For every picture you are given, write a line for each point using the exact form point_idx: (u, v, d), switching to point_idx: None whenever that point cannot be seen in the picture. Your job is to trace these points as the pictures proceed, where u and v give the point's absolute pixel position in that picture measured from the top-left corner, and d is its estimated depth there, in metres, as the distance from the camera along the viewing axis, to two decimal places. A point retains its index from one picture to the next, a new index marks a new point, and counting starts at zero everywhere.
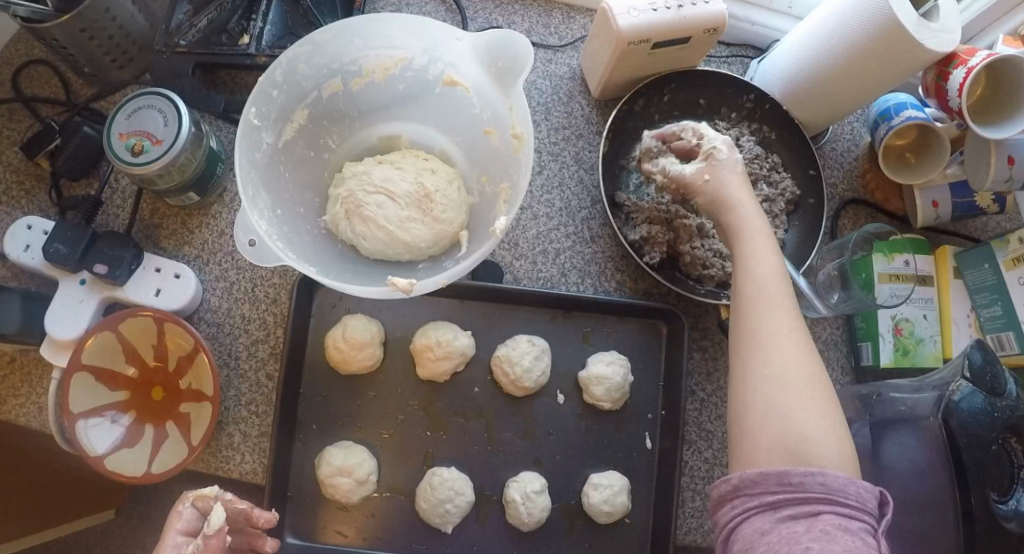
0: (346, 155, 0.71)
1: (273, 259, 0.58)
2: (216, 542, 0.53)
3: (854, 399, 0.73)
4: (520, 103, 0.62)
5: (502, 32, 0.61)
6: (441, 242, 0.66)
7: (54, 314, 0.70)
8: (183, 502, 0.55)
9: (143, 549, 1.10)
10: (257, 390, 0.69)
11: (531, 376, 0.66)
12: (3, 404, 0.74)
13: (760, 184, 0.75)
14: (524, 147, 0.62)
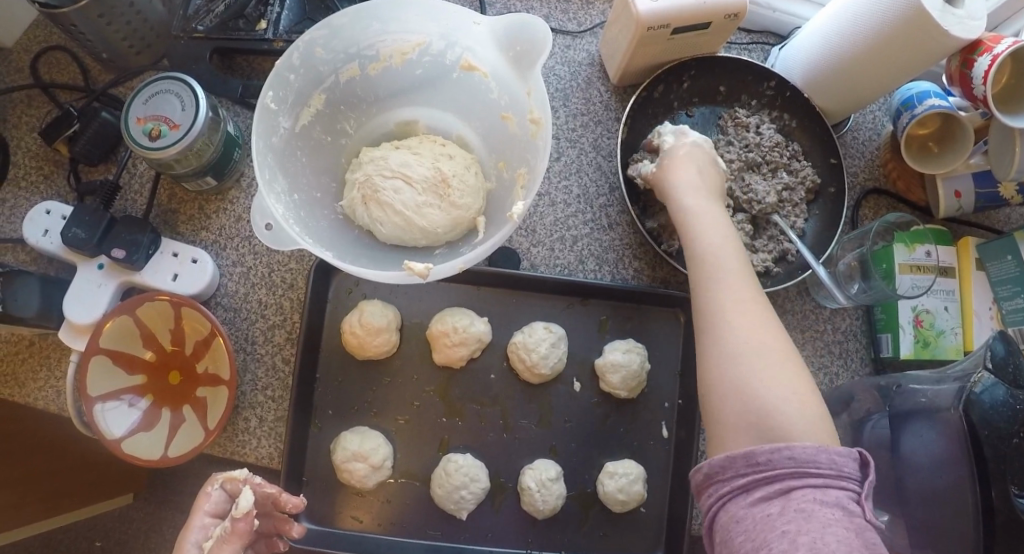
0: (363, 140, 0.71)
1: (289, 243, 0.58)
2: (243, 524, 0.53)
3: (872, 390, 0.71)
4: (538, 88, 0.62)
5: (520, 15, 0.60)
6: (458, 228, 0.66)
7: (72, 298, 0.70)
8: (212, 485, 0.56)
9: (157, 534, 1.11)
10: (273, 375, 0.69)
11: (546, 363, 0.66)
12: (22, 388, 0.75)
13: (780, 173, 0.74)
14: (542, 132, 0.62)
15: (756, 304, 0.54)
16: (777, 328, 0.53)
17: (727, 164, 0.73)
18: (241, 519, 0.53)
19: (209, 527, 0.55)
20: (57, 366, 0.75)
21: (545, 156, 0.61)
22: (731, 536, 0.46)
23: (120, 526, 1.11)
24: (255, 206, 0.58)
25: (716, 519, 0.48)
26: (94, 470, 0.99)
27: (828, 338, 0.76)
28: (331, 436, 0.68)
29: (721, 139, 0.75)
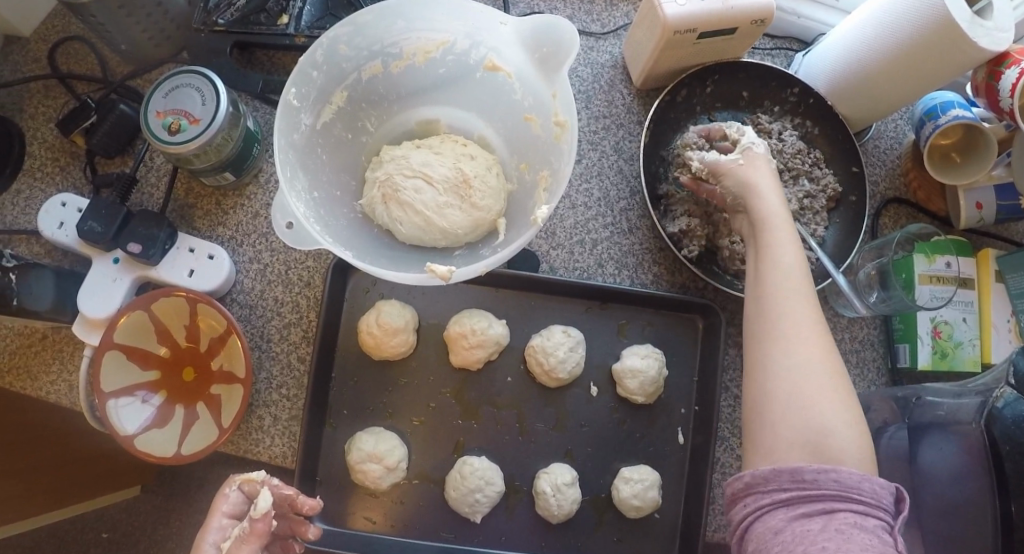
0: (384, 138, 0.70)
1: (309, 242, 0.57)
2: (261, 525, 0.54)
3: (889, 401, 0.71)
4: (564, 91, 0.61)
5: (548, 17, 0.60)
6: (479, 229, 0.65)
7: (87, 292, 0.70)
8: (230, 486, 0.59)
9: (161, 529, 1.10)
10: (288, 373, 0.69)
11: (563, 367, 0.65)
12: (34, 380, 0.74)
13: (801, 180, 0.73)
14: (567, 134, 0.61)
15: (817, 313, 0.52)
16: (827, 340, 0.51)
17: None
18: (259, 520, 0.54)
19: (226, 527, 0.58)
20: (70, 360, 0.74)
21: (570, 159, 0.60)
22: (766, 546, 0.45)
23: (126, 518, 1.11)
24: (276, 204, 0.58)
25: (750, 528, 0.47)
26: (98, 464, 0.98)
27: (846, 347, 0.74)
28: (345, 436, 0.67)
29: None
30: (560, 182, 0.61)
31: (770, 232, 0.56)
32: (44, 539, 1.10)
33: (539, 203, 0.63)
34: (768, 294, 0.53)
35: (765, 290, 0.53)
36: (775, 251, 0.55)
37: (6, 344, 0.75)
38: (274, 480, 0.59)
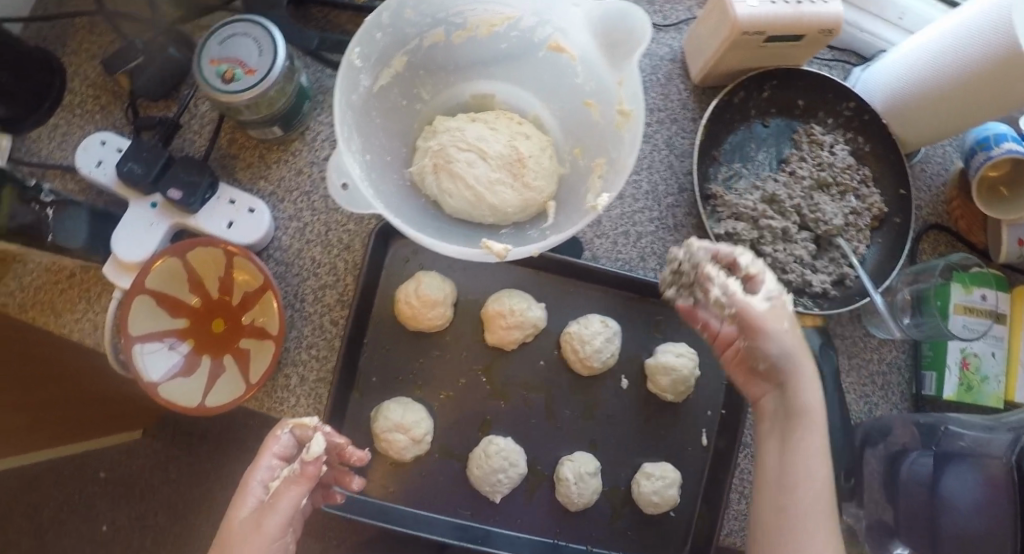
0: (437, 108, 0.69)
1: (364, 205, 0.56)
2: (311, 468, 0.55)
3: (910, 426, 0.69)
4: (632, 79, 0.60)
5: (620, 4, 0.59)
6: (528, 210, 0.65)
7: (121, 233, 0.69)
8: (283, 428, 0.59)
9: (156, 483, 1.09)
10: (320, 334, 0.69)
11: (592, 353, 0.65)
12: (57, 318, 0.73)
13: (846, 196, 0.73)
14: (630, 124, 0.61)
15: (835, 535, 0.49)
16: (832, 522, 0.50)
17: (797, 181, 0.73)
18: (310, 462, 0.55)
19: (274, 468, 0.59)
20: (96, 301, 0.73)
21: (635, 148, 0.59)
22: None
23: (126, 460, 1.10)
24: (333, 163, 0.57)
25: None
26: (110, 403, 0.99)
27: (871, 368, 0.73)
28: (372, 404, 0.67)
29: (793, 155, 0.74)
30: (620, 172, 0.60)
31: (814, 439, 0.52)
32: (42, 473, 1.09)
33: (594, 189, 0.63)
34: (800, 490, 0.50)
35: (802, 489, 0.50)
36: (818, 463, 0.51)
37: (34, 277, 0.74)
38: (327, 428, 0.59)
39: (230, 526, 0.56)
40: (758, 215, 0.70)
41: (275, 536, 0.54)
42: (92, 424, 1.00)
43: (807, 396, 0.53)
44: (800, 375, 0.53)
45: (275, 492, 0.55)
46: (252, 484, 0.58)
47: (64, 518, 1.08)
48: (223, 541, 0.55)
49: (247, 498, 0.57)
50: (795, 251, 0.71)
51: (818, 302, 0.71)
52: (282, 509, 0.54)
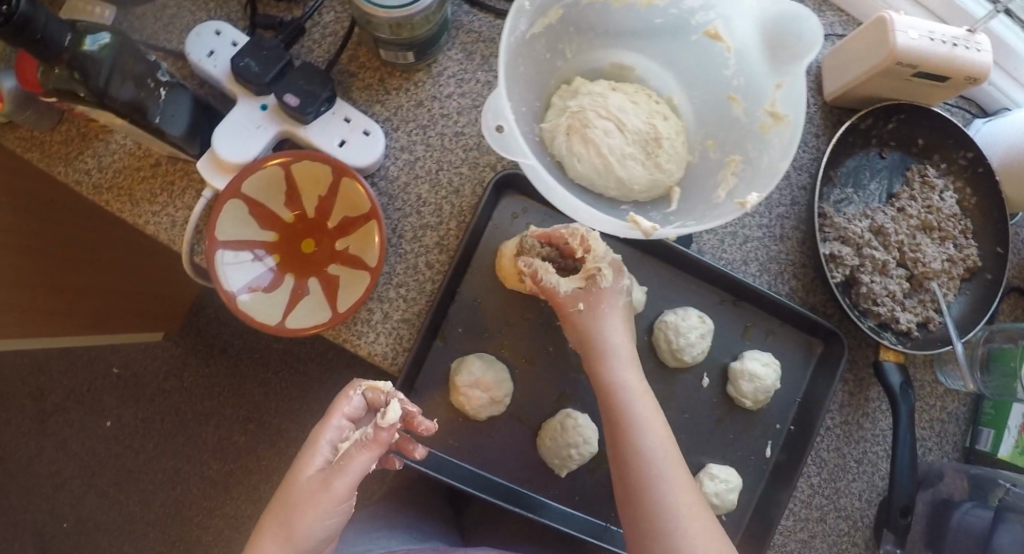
0: (576, 69, 0.67)
1: (516, 152, 0.54)
2: (384, 435, 0.57)
3: (961, 475, 0.69)
4: (793, 83, 0.60)
5: (796, 9, 0.58)
6: (655, 190, 0.64)
7: (225, 129, 0.65)
8: (356, 390, 0.62)
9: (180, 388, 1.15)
10: (412, 274, 0.67)
11: (606, 267, 0.60)
12: (135, 207, 0.71)
13: (945, 243, 0.73)
14: (779, 129, 0.61)
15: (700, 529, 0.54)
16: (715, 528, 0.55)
17: (904, 218, 0.72)
18: (383, 430, 0.57)
19: (342, 429, 0.62)
20: (177, 196, 0.71)
21: (790, 153, 0.58)
22: None
23: (141, 361, 1.15)
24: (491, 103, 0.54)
25: None
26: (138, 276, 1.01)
27: (931, 414, 0.73)
28: (453, 354, 0.66)
29: (903, 191, 0.73)
30: (768, 174, 0.59)
31: (638, 450, 0.56)
32: (54, 358, 1.14)
33: (725, 185, 0.63)
34: (677, 504, 0.54)
35: (660, 499, 0.54)
36: (659, 475, 0.55)
37: (116, 161, 0.71)
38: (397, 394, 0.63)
39: (298, 480, 0.59)
40: (862, 242, 0.70)
41: (342, 495, 0.58)
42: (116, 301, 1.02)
43: (634, 416, 0.58)
44: (624, 390, 0.59)
45: (346, 453, 0.58)
46: (321, 442, 0.61)
47: (69, 406, 1.14)
48: (291, 495, 0.58)
49: (316, 455, 0.60)
50: (889, 285, 0.70)
51: (901, 340, 0.71)
52: (352, 470, 0.58)
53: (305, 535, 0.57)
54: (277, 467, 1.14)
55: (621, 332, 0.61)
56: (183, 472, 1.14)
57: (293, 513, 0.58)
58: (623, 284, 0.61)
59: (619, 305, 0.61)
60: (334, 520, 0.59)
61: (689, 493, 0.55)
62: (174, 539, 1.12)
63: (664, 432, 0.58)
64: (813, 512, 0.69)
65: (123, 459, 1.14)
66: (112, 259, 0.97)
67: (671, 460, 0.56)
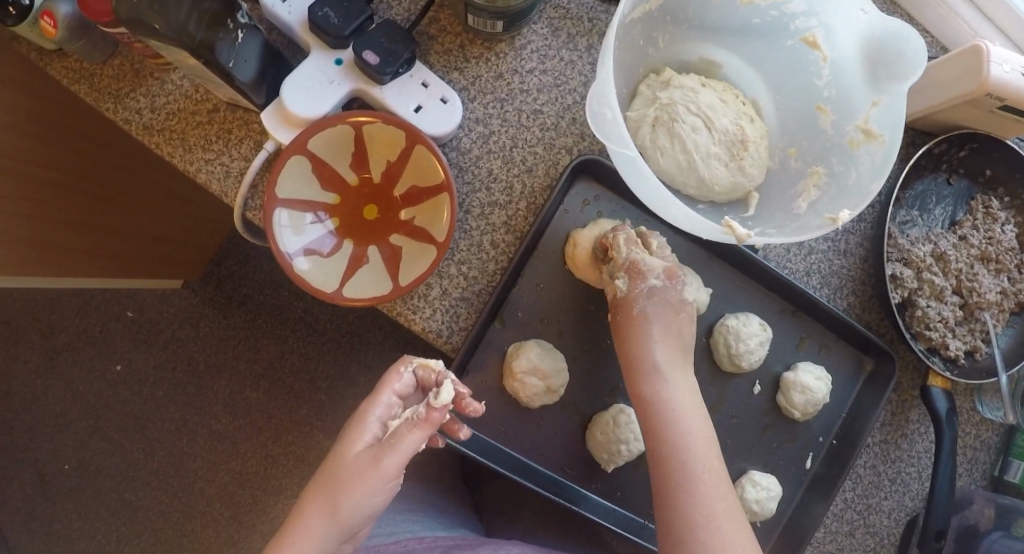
0: (664, 59, 0.66)
1: (614, 140, 0.51)
2: (436, 415, 0.54)
3: (989, 504, 0.70)
4: (890, 101, 0.59)
5: (904, 27, 0.57)
6: (735, 193, 0.63)
7: (296, 81, 0.62)
8: (408, 366, 0.60)
9: (194, 338, 1.15)
10: (476, 253, 0.65)
11: (620, 275, 0.60)
12: (186, 152, 0.67)
13: (1001, 275, 0.73)
14: (871, 147, 0.61)
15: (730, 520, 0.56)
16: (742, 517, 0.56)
17: (965, 246, 0.73)
18: (436, 410, 0.54)
19: (392, 406, 0.59)
20: (233, 145, 0.68)
21: (884, 178, 0.58)
22: None
23: (157, 307, 1.15)
24: (595, 88, 0.52)
25: None
26: (160, 214, 1.00)
27: (966, 441, 0.73)
28: (512, 338, 0.66)
29: (966, 220, 0.73)
30: (859, 194, 0.60)
31: (679, 466, 0.57)
32: (67, 297, 1.13)
33: (805, 196, 0.63)
34: (715, 525, 0.55)
35: (699, 518, 0.55)
36: (700, 494, 0.56)
37: (170, 102, 0.68)
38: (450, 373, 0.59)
39: (346, 457, 0.57)
40: (923, 266, 0.70)
41: (391, 475, 0.55)
42: (144, 239, 1.00)
43: (676, 432, 0.58)
44: (668, 404, 0.59)
45: (396, 432, 0.56)
46: (371, 419, 0.59)
47: (79, 346, 1.14)
48: (338, 472, 0.57)
49: (365, 431, 0.58)
50: (943, 311, 0.70)
51: (948, 367, 0.71)
52: (402, 449, 0.55)
53: (351, 513, 0.56)
54: (289, 425, 1.13)
55: (668, 342, 0.60)
56: (191, 422, 1.13)
57: (340, 490, 0.56)
58: (643, 286, 0.60)
59: (648, 309, 0.60)
60: (380, 500, 0.57)
61: (729, 512, 0.56)
62: (177, 489, 1.13)
63: (708, 449, 0.58)
64: (843, 526, 0.71)
65: (130, 405, 1.14)
66: (128, 198, 0.94)
67: (712, 479, 0.56)
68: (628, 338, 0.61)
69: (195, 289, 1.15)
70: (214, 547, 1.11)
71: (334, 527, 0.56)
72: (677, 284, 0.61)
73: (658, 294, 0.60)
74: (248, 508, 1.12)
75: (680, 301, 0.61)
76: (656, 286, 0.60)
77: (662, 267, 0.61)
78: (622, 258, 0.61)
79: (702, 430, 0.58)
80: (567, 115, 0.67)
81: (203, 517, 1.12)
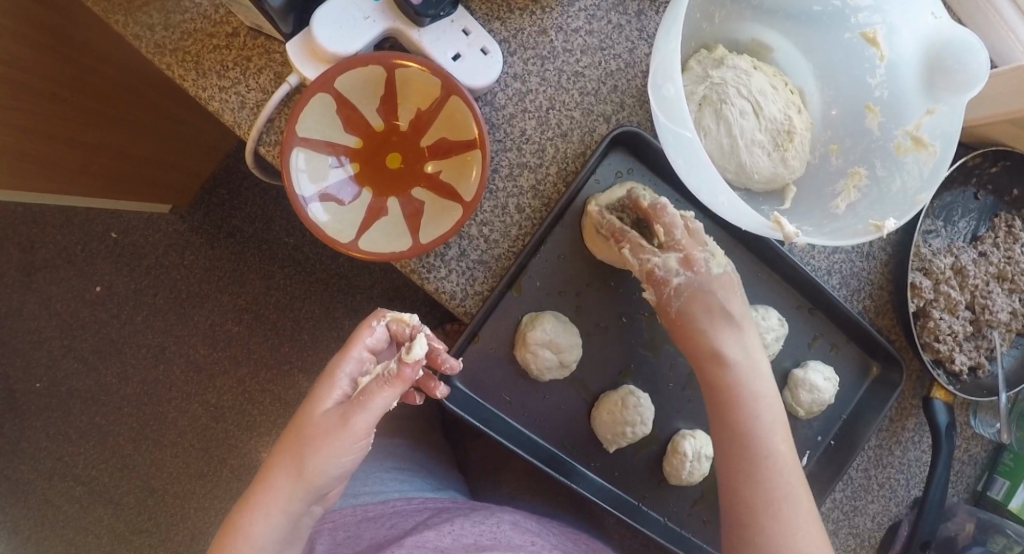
0: (717, 35, 0.63)
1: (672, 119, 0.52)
2: (408, 372, 0.52)
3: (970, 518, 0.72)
4: (945, 111, 0.59)
5: (971, 39, 0.55)
6: (772, 185, 0.62)
7: (329, 13, 0.57)
8: (381, 320, 0.57)
9: (177, 266, 1.10)
10: (500, 215, 0.62)
11: (648, 288, 0.59)
12: (201, 78, 0.62)
13: (1014, 295, 0.71)
14: (920, 156, 0.60)
15: (772, 435, 0.56)
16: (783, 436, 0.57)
17: (984, 263, 0.71)
18: (408, 366, 0.52)
19: (363, 362, 0.57)
20: (251, 74, 0.63)
21: (934, 191, 0.58)
22: None
23: (143, 230, 1.09)
24: (658, 65, 0.52)
25: None
26: (155, 138, 0.94)
27: (957, 454, 0.74)
28: (526, 307, 0.64)
29: (988, 236, 0.71)
30: (902, 203, 0.60)
31: (750, 448, 0.56)
32: (49, 211, 1.07)
33: (845, 196, 0.62)
34: (781, 495, 0.55)
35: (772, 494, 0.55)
36: (771, 475, 0.55)
37: (186, 21, 0.62)
38: (428, 329, 0.56)
39: (313, 413, 0.55)
40: (942, 277, 0.69)
41: (361, 434, 0.53)
42: (141, 161, 0.95)
43: (745, 407, 0.57)
44: (736, 381, 0.57)
45: (366, 390, 0.53)
46: (341, 375, 0.56)
47: (57, 264, 1.08)
48: (304, 430, 0.54)
49: (334, 388, 0.56)
50: (954, 324, 0.69)
51: (951, 380, 0.71)
52: (371, 408, 0.53)
53: (318, 473, 0.54)
54: (269, 364, 1.10)
55: (727, 326, 0.58)
56: (169, 351, 1.10)
57: (306, 450, 0.54)
58: (670, 289, 0.58)
59: (690, 304, 0.58)
60: (348, 460, 0.55)
61: (795, 484, 0.55)
62: (149, 418, 1.10)
63: (776, 430, 0.57)
64: (828, 525, 0.72)
65: (108, 328, 1.09)
66: (124, 117, 0.89)
67: (777, 452, 0.56)
68: (688, 333, 0.58)
69: (183, 216, 1.10)
70: (183, 479, 1.09)
71: (300, 488, 0.54)
72: (699, 268, 0.58)
73: (686, 291, 0.58)
74: (221, 443, 1.10)
75: (711, 280, 0.58)
76: (683, 285, 0.58)
77: (677, 260, 0.58)
78: (637, 266, 0.59)
79: (774, 410, 0.57)
80: (609, 81, 0.64)
81: (174, 448, 1.09)
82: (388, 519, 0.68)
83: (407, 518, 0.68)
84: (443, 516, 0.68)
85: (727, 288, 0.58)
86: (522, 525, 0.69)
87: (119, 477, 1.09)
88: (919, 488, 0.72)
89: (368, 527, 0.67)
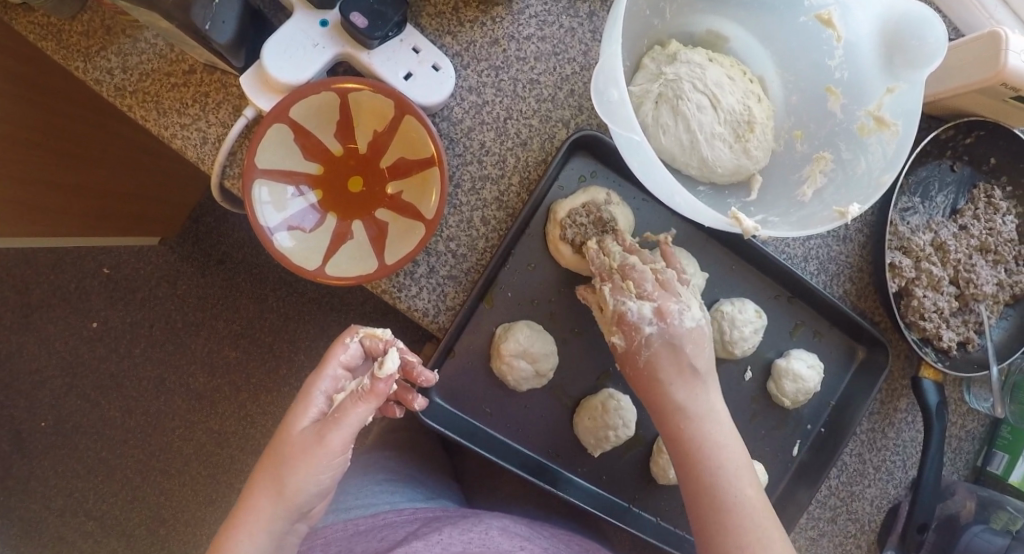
0: (671, 30, 0.63)
1: (620, 121, 0.51)
2: (382, 387, 0.53)
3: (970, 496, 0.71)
4: (906, 89, 0.58)
5: (925, 13, 0.54)
6: (736, 177, 0.61)
7: (277, 44, 0.57)
8: (354, 336, 0.58)
9: (170, 297, 1.11)
10: (465, 230, 0.62)
11: (615, 334, 0.57)
12: (163, 117, 0.63)
13: (998, 267, 0.70)
14: (884, 136, 0.59)
15: (737, 484, 0.54)
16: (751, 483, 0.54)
17: (964, 236, 0.69)
18: (381, 381, 0.53)
19: (338, 379, 0.57)
20: (211, 109, 0.63)
21: (899, 171, 0.57)
22: None
23: (135, 264, 1.11)
24: (603, 69, 0.51)
25: None
26: (134, 173, 0.95)
27: (953, 430, 0.73)
28: (500, 317, 0.64)
29: (967, 209, 0.70)
30: (868, 185, 0.59)
31: (713, 498, 0.54)
32: (41, 252, 1.09)
33: (811, 183, 0.62)
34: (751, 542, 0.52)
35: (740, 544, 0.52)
36: (738, 524, 0.53)
37: (143, 62, 0.63)
38: (400, 342, 0.57)
39: (291, 433, 0.55)
40: (922, 255, 0.68)
41: (338, 450, 0.54)
42: (123, 197, 0.96)
43: (705, 456, 0.55)
44: (693, 431, 0.55)
45: (341, 406, 0.54)
46: (316, 393, 0.56)
47: (54, 303, 1.10)
48: (284, 449, 0.55)
49: (310, 407, 0.56)
50: (939, 301, 0.68)
51: (940, 358, 0.70)
52: (347, 424, 0.54)
53: (298, 491, 0.54)
54: (267, 386, 1.11)
55: (684, 376, 0.56)
56: (168, 382, 1.11)
57: (284, 468, 0.54)
58: (640, 338, 0.56)
59: (654, 357, 0.56)
60: (328, 477, 0.55)
61: (765, 530, 0.53)
62: (154, 448, 1.11)
63: (742, 477, 0.54)
64: (825, 512, 0.71)
65: (108, 363, 1.11)
66: (102, 155, 0.89)
67: (744, 499, 0.53)
68: (648, 384, 0.57)
69: (173, 247, 1.11)
70: (192, 506, 1.11)
71: (281, 506, 0.54)
72: (673, 320, 0.55)
73: (656, 341, 0.56)
74: (226, 468, 1.11)
75: (683, 333, 0.56)
76: (655, 335, 0.55)
77: (651, 309, 0.56)
78: (610, 309, 0.57)
79: (739, 456, 0.55)
80: (565, 86, 0.63)
81: (182, 477, 1.11)
82: (379, 531, 0.68)
83: (397, 530, 0.68)
84: (433, 526, 0.68)
85: (697, 343, 0.56)
86: (512, 532, 0.70)
87: (130, 508, 1.11)
88: (915, 469, 0.71)
89: (358, 541, 0.67)
